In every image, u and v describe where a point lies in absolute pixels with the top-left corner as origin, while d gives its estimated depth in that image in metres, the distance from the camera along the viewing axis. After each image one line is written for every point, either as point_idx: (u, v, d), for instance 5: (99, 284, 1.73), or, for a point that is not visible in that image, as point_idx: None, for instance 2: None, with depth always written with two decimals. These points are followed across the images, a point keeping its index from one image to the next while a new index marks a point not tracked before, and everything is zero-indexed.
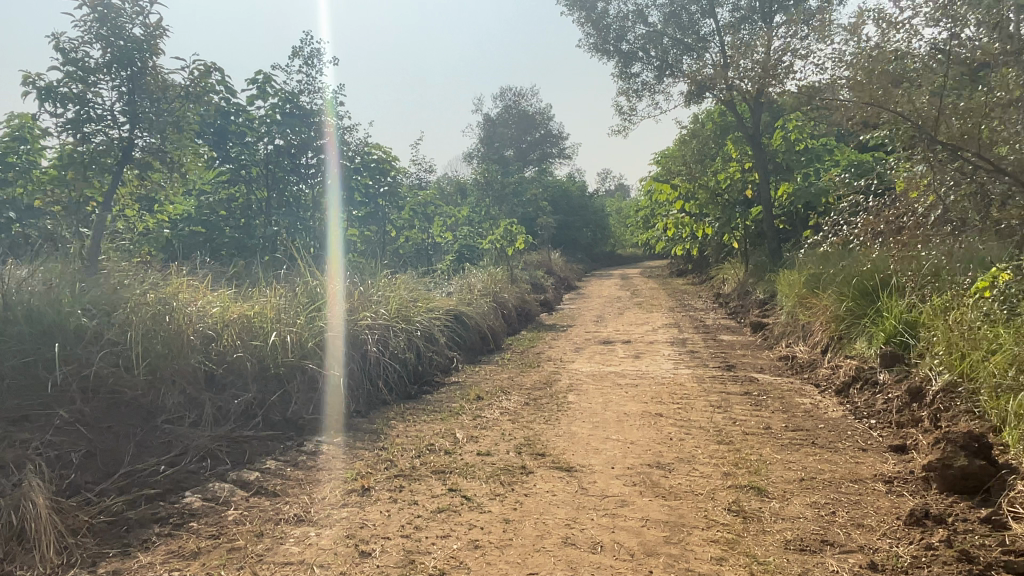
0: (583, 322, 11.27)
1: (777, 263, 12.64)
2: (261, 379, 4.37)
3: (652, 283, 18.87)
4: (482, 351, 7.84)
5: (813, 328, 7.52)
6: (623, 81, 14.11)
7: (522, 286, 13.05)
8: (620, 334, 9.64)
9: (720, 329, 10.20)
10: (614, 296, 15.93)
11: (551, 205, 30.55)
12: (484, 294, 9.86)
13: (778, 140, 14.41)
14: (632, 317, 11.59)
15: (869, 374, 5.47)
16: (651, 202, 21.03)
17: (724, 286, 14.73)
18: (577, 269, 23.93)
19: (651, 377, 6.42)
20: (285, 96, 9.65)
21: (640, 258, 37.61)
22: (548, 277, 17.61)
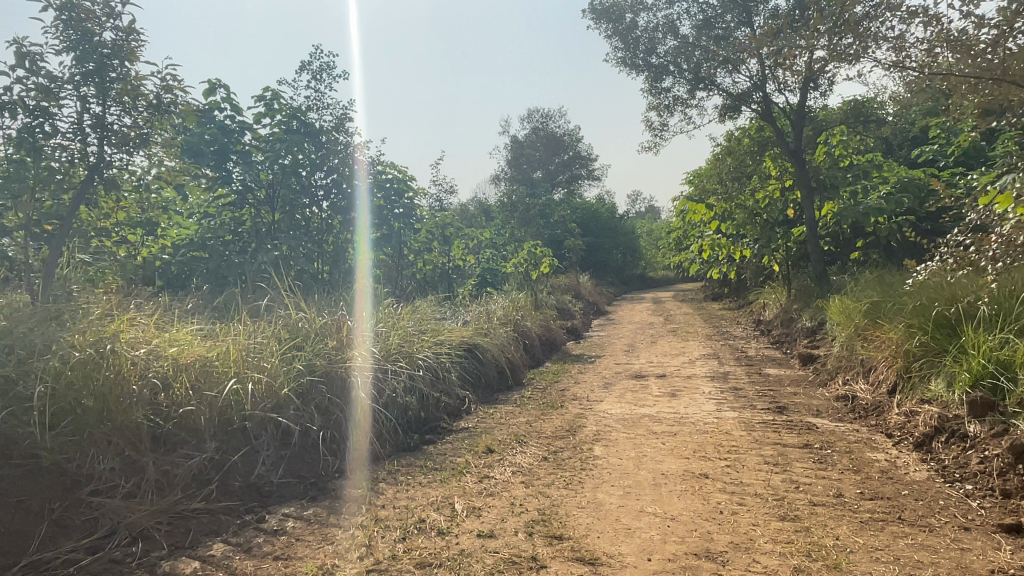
0: (614, 352, 10.41)
1: (824, 287, 11.66)
2: (221, 436, 3.67)
3: (686, 308, 17.92)
4: (499, 389, 7.03)
5: (877, 364, 6.58)
6: (654, 96, 13.35)
7: (548, 312, 12.25)
8: (653, 367, 8.77)
9: (764, 362, 9.25)
10: (646, 323, 15.04)
11: (579, 228, 29.80)
12: (504, 322, 9.05)
13: (821, 156, 13.47)
14: (667, 347, 10.70)
15: (956, 425, 4.53)
16: (684, 223, 20.15)
17: (765, 312, 13.75)
18: (607, 294, 23.06)
19: (691, 423, 5.55)
20: (290, 111, 9.01)
21: (673, 281, 36.56)
22: (576, 303, 16.78)
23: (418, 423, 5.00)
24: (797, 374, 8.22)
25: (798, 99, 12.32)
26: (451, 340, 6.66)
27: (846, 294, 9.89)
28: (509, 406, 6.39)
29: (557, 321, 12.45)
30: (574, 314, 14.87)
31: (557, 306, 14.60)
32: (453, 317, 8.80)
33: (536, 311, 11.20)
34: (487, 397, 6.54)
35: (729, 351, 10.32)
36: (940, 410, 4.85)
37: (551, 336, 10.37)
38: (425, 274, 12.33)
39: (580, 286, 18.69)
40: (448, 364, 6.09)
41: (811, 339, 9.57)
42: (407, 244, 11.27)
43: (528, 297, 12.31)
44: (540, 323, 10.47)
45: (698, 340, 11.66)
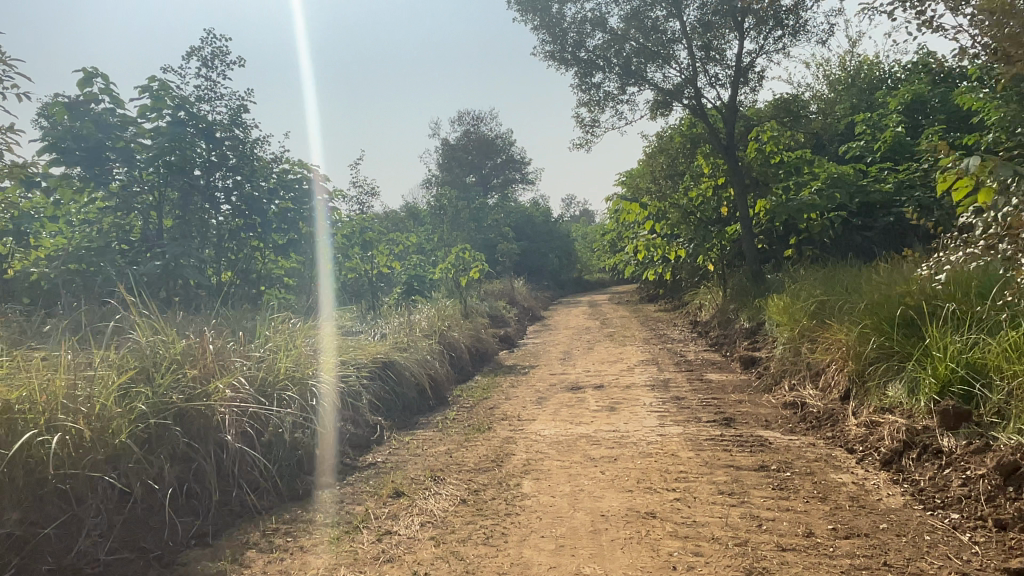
0: (549, 360, 9.76)
1: (760, 285, 11.32)
2: (27, 503, 2.82)
3: (622, 311, 17.50)
4: (420, 411, 6.23)
5: (827, 369, 6.11)
6: (584, 92, 12.81)
7: (479, 320, 11.52)
8: (590, 377, 8.14)
9: (705, 366, 8.77)
10: (582, 327, 14.48)
11: (513, 231, 29.19)
12: (426, 333, 8.26)
13: (752, 152, 13.18)
14: (604, 354, 10.12)
15: (927, 439, 4.04)
16: (618, 223, 19.81)
17: (701, 312, 13.39)
18: (543, 298, 22.51)
19: (633, 444, 4.91)
20: (176, 102, 7.97)
21: (608, 284, 36.43)
22: (510, 309, 16.09)
23: (313, 462, 4.20)
24: (741, 379, 7.72)
25: (729, 94, 12.00)
26: (362, 358, 5.88)
27: (785, 293, 9.53)
28: (428, 431, 5.61)
29: (489, 330, 11.72)
30: (508, 320, 14.19)
31: (490, 313, 13.88)
32: (370, 330, 7.96)
33: (464, 319, 10.44)
34: (405, 422, 5.76)
35: (669, 356, 9.81)
36: (905, 421, 4.34)
37: (481, 347, 9.63)
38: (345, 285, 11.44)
39: (514, 292, 18.02)
40: (357, 388, 5.30)
41: (752, 340, 9.15)
42: (324, 252, 10.39)
43: (457, 305, 11.54)
44: (470, 332, 9.72)
45: (637, 344, 11.15)
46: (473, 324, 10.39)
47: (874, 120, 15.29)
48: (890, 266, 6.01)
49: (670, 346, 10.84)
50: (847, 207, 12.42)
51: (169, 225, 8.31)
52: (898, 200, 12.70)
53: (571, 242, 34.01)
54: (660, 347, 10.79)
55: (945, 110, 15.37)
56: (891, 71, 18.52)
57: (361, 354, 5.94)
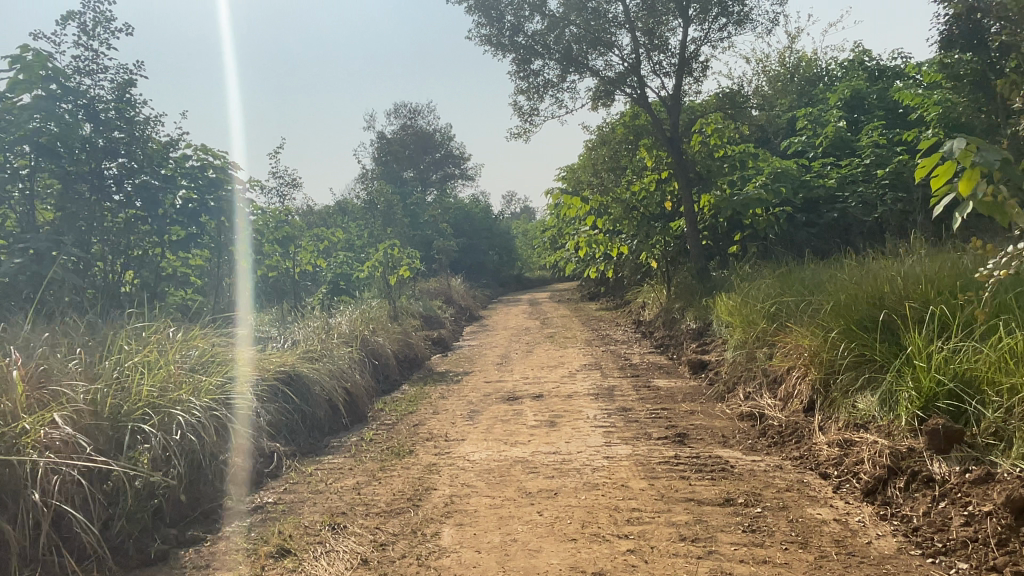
0: (484, 365, 9.02)
1: (705, 283, 10.86)
2: None
3: (563, 309, 16.93)
4: (332, 431, 5.40)
5: (787, 376, 5.58)
6: (522, 80, 12.10)
7: (410, 322, 10.68)
8: (529, 384, 7.45)
9: (651, 370, 8.18)
10: (521, 328, 13.80)
11: (451, 228, 28.35)
12: (346, 337, 7.40)
13: (696, 145, 12.77)
14: (543, 357, 9.45)
15: (913, 463, 3.49)
16: (559, 219, 19.23)
17: (644, 311, 12.90)
18: (482, 297, 21.77)
19: (576, 470, 4.21)
20: (48, 73, 6.89)
21: (549, 281, 35.97)
22: (446, 308, 15.27)
23: (177, 510, 3.45)
24: (691, 385, 7.14)
25: (674, 84, 11.51)
26: (259, 371, 5.03)
27: (733, 291, 9.06)
28: (337, 457, 4.77)
29: (421, 332, 10.90)
30: (443, 321, 13.38)
31: (424, 313, 13.05)
32: (280, 336, 7.06)
33: (394, 321, 9.59)
34: (310, 446, 4.95)
35: (613, 358, 9.21)
36: (886, 443, 3.77)
37: (410, 352, 8.80)
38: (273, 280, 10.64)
39: (450, 290, 17.19)
40: (253, 406, 4.48)
41: (699, 342, 8.63)
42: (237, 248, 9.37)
43: (385, 305, 10.65)
44: (399, 336, 8.89)
45: (579, 346, 10.54)
46: (403, 325, 9.55)
47: (815, 116, 15.12)
48: (860, 268, 5.52)
49: (613, 347, 10.26)
50: (790, 202, 12.11)
51: (49, 218, 7.16)
52: (840, 195, 12.48)
53: (512, 239, 33.33)
54: (603, 348, 10.20)
55: (883, 107, 15.33)
56: (829, 68, 18.48)
57: (257, 365, 5.08)
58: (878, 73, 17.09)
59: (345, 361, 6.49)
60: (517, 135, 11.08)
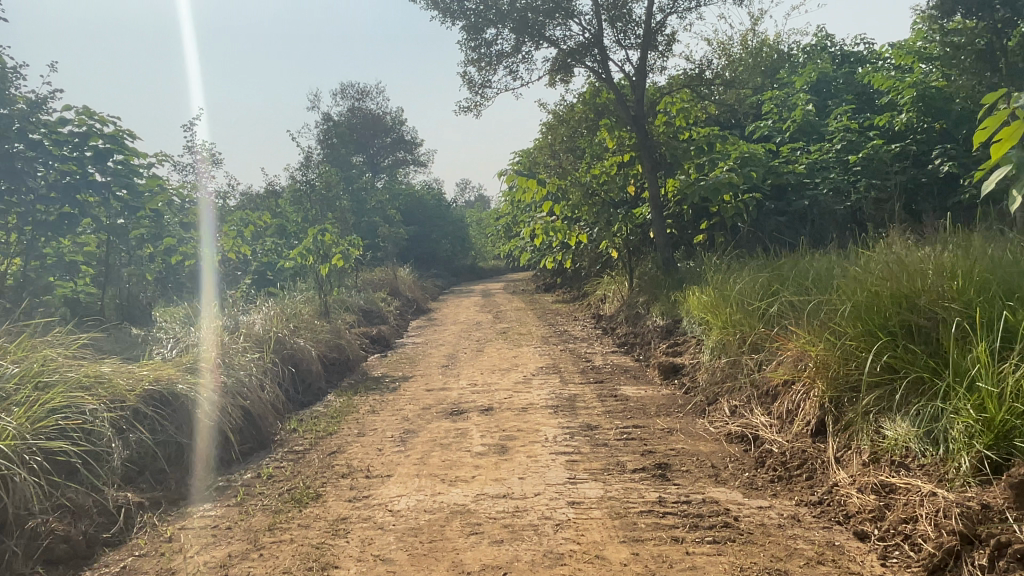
0: (427, 369, 7.88)
1: (673, 274, 9.93)
2: None
3: (517, 302, 15.87)
4: (230, 455, 4.25)
5: (784, 393, 4.65)
6: (472, 49, 10.91)
7: (344, 318, 9.47)
8: (476, 394, 6.35)
9: (616, 375, 7.16)
10: (471, 322, 12.70)
11: (400, 215, 26.98)
12: (257, 341, 6.17)
13: (660, 125, 11.83)
14: (494, 358, 8.36)
15: (998, 525, 2.58)
16: (513, 205, 18.15)
17: (604, 305, 11.95)
18: (432, 288, 20.57)
19: (532, 530, 3.13)
20: None
21: (503, 271, 34.91)
22: (390, 301, 14.03)
23: None
24: (663, 394, 6.14)
25: (639, 57, 10.53)
26: (110, 391, 3.84)
27: (706, 284, 8.13)
28: (216, 508, 3.60)
29: (358, 330, 9.70)
30: (386, 316, 12.16)
31: (364, 308, 11.82)
32: (172, 339, 5.79)
33: (324, 319, 8.36)
34: (185, 488, 3.81)
35: (573, 360, 8.18)
36: (950, 496, 2.83)
37: (340, 355, 7.61)
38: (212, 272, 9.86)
39: (396, 281, 15.96)
40: (103, 444, 3.53)
41: (668, 343, 7.66)
42: (138, 231, 8.08)
43: (315, 300, 9.38)
44: (328, 336, 7.69)
45: (534, 344, 9.49)
46: (333, 323, 8.32)
47: (782, 99, 14.38)
48: (869, 260, 4.65)
49: (573, 346, 9.25)
50: (761, 189, 11.29)
51: None
52: (812, 183, 11.72)
53: (464, 227, 32.08)
54: (561, 347, 9.18)
55: (851, 91, 14.66)
56: (792, 52, 17.78)
57: (116, 386, 3.90)
58: (844, 58, 16.45)
59: (250, 372, 5.34)
60: (466, 109, 9.93)
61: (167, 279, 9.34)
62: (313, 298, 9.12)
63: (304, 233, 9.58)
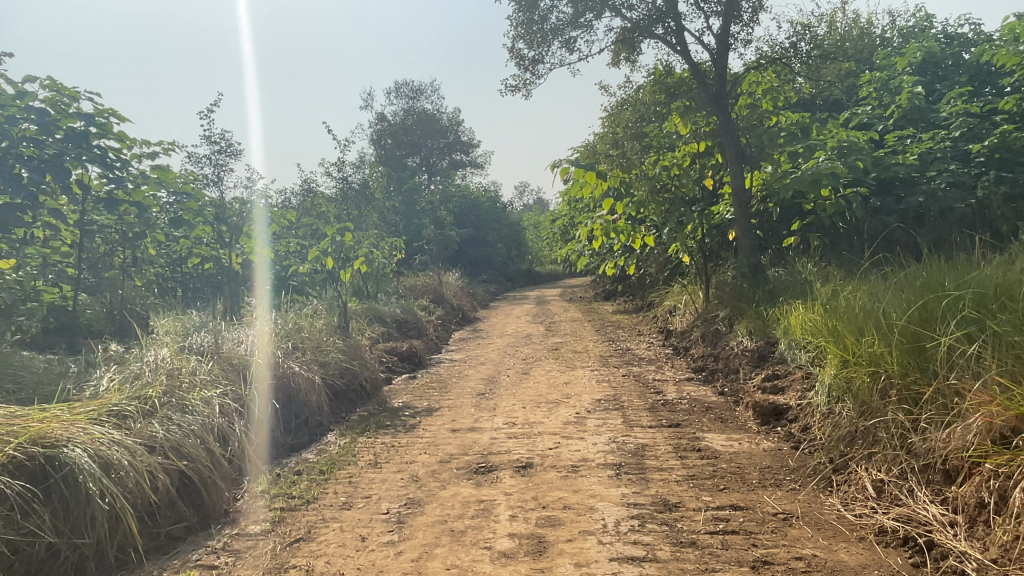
0: (459, 398, 6.43)
1: (760, 284, 8.25)
2: None
3: (573, 311, 14.36)
4: (132, 552, 2.97)
5: (980, 478, 3.06)
6: (522, 21, 9.48)
7: (367, 334, 8.16)
8: (512, 441, 4.86)
9: (696, 417, 5.55)
10: (521, 335, 11.27)
11: (452, 217, 25.83)
12: (237, 365, 4.89)
13: (744, 107, 10.00)
14: (541, 385, 6.87)
15: None
16: (570, 205, 16.63)
17: (673, 318, 10.33)
18: (483, 295, 19.28)
19: None
20: None
21: (561, 276, 33.42)
22: (432, 310, 12.68)
23: None
24: (767, 451, 4.52)
25: (720, 27, 8.89)
26: None
27: (809, 300, 6.45)
28: None
29: (384, 345, 8.36)
30: (425, 328, 10.80)
31: (400, 318, 10.49)
32: (122, 363, 4.53)
33: (339, 335, 7.01)
34: None
35: (639, 389, 6.59)
36: None
37: (353, 379, 6.20)
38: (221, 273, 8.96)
39: (441, 287, 14.68)
40: None
41: (764, 374, 5.99)
42: (139, 233, 7.05)
43: (333, 313, 8.03)
44: (339, 356, 6.32)
45: (592, 366, 7.93)
46: (349, 340, 6.96)
47: (882, 81, 12.41)
48: None
49: (638, 370, 7.66)
50: (864, 182, 9.45)
51: None
52: (925, 176, 9.80)
53: (521, 231, 30.67)
54: (624, 372, 7.60)
55: (964, 72, 12.54)
56: (888, 32, 15.67)
57: None
58: (950, 38, 14.30)
59: (222, 415, 4.09)
60: (514, 88, 8.50)
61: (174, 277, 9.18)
62: (330, 308, 7.81)
63: (322, 233, 8.15)
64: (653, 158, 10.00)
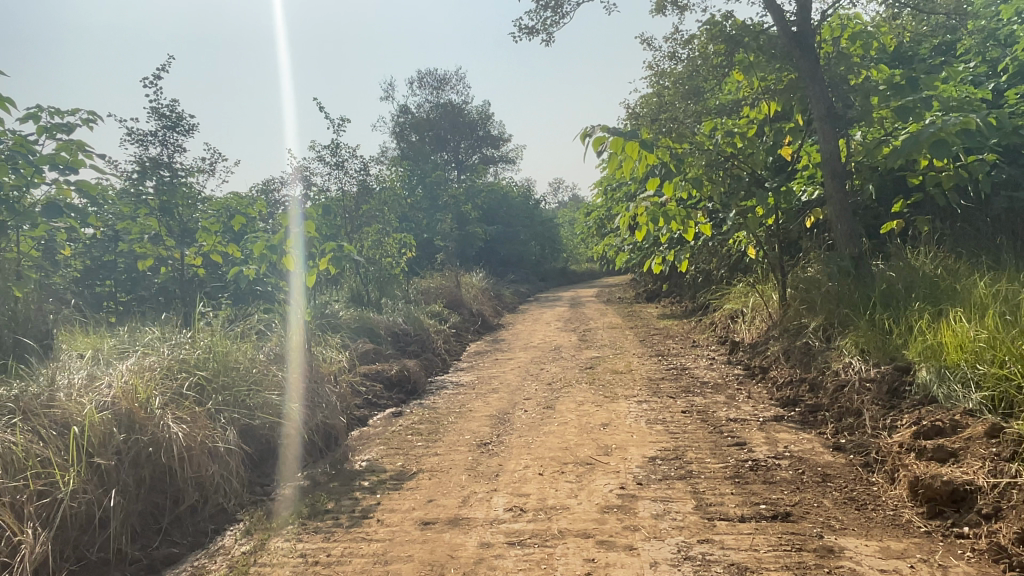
0: (448, 453, 4.46)
1: (865, 283, 6.15)
2: None
3: (611, 317, 12.32)
4: None
5: None
6: None
7: (343, 355, 6.29)
8: (514, 555, 2.89)
9: (813, 498, 3.50)
10: (548, 347, 9.30)
11: (478, 214, 23.98)
12: (68, 431, 3.08)
13: (828, 56, 7.84)
14: (567, 429, 4.88)
15: None
16: (607, 196, 14.60)
17: (739, 325, 8.22)
18: (511, 297, 17.36)
19: None
20: None
21: (597, 276, 31.32)
22: (444, 318, 10.78)
23: None
24: None
25: None
26: None
27: (971, 319, 4.35)
28: None
29: (364, 369, 6.44)
30: (429, 341, 8.87)
31: (397, 329, 8.57)
32: None
33: (290, 363, 5.11)
34: None
35: (710, 437, 4.54)
36: None
37: (289, 432, 4.24)
38: (166, 278, 7.27)
39: (459, 290, 12.78)
40: None
41: (912, 427, 3.88)
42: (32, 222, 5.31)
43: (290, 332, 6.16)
44: (272, 393, 4.39)
45: (639, 395, 5.91)
46: (303, 367, 5.04)
47: (990, 32, 10.08)
48: None
49: (702, 402, 5.60)
50: (992, 148, 7.22)
51: None
52: None
53: (554, 227, 28.60)
54: (685, 405, 5.55)
55: None
56: None
57: None
58: None
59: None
60: (530, 31, 6.56)
61: (96, 273, 8.02)
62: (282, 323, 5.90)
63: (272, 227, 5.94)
64: (711, 125, 7.94)
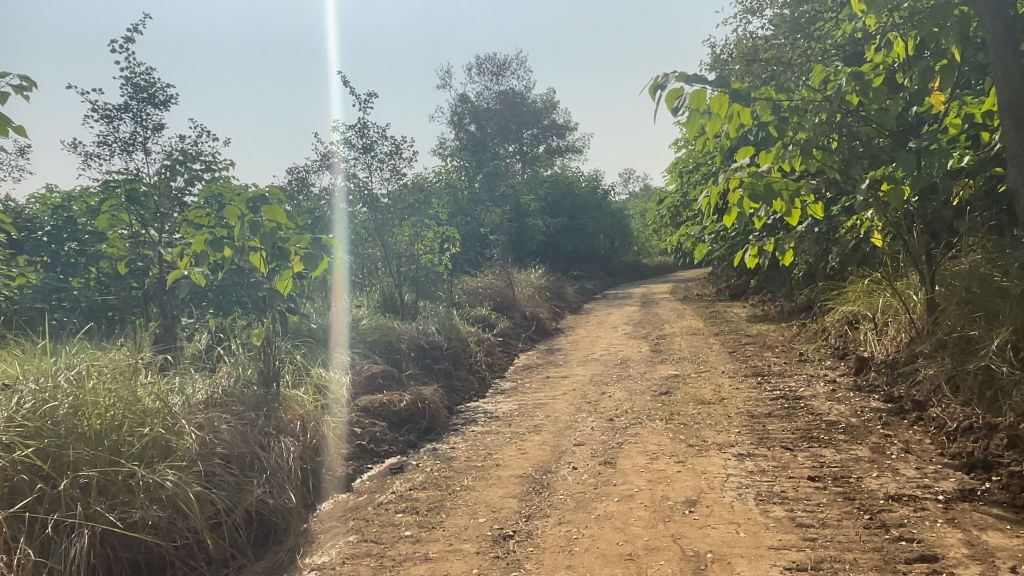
0: (444, 558, 2.83)
1: None
2: None
3: (690, 320, 10.44)
4: None
5: None
6: None
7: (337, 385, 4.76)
8: None
9: None
10: (613, 359, 7.59)
11: (541, 206, 22.35)
12: None
13: None
14: (636, 512, 3.18)
15: None
16: (685, 181, 12.65)
17: (866, 335, 6.25)
18: (575, 296, 15.67)
19: None
20: None
21: (671, 270, 29.22)
22: (490, 325, 9.20)
23: None
24: None
25: None
26: None
27: None
28: None
29: (365, 401, 4.89)
30: (466, 356, 7.28)
31: (427, 343, 7.02)
32: None
33: (235, 412, 3.58)
34: None
35: (872, 543, 2.76)
36: None
37: (189, 543, 2.68)
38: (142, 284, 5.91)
39: (512, 291, 11.20)
40: None
41: None
42: None
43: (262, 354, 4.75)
44: (174, 466, 2.88)
45: (741, 445, 4.14)
46: (247, 422, 3.48)
47: None
48: None
49: (838, 462, 3.79)
50: None
51: None
52: None
53: (624, 219, 26.60)
54: (811, 465, 3.77)
55: None
56: None
57: None
58: None
59: None
60: None
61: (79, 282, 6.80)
62: (251, 348, 4.37)
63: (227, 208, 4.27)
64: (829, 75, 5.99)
